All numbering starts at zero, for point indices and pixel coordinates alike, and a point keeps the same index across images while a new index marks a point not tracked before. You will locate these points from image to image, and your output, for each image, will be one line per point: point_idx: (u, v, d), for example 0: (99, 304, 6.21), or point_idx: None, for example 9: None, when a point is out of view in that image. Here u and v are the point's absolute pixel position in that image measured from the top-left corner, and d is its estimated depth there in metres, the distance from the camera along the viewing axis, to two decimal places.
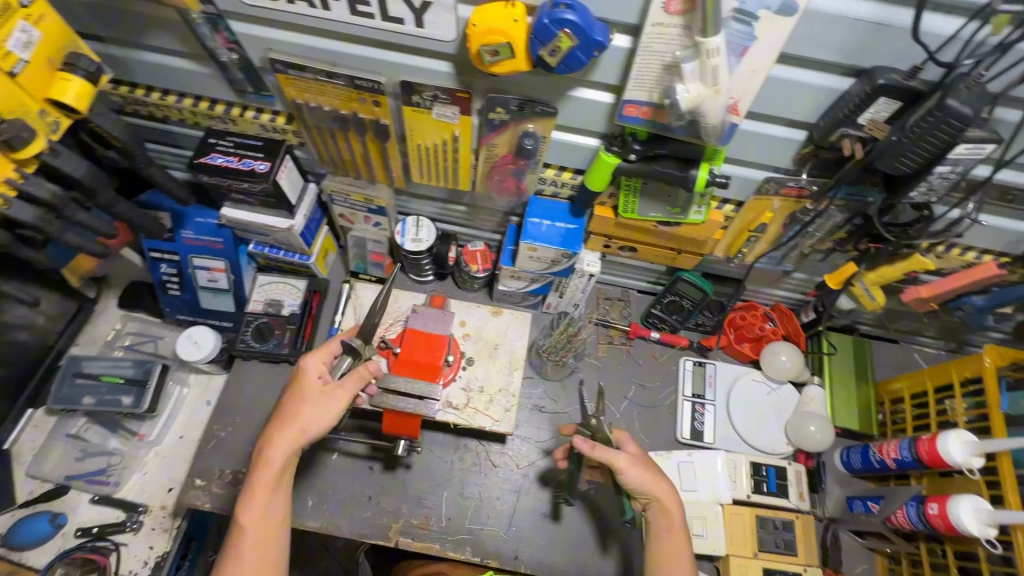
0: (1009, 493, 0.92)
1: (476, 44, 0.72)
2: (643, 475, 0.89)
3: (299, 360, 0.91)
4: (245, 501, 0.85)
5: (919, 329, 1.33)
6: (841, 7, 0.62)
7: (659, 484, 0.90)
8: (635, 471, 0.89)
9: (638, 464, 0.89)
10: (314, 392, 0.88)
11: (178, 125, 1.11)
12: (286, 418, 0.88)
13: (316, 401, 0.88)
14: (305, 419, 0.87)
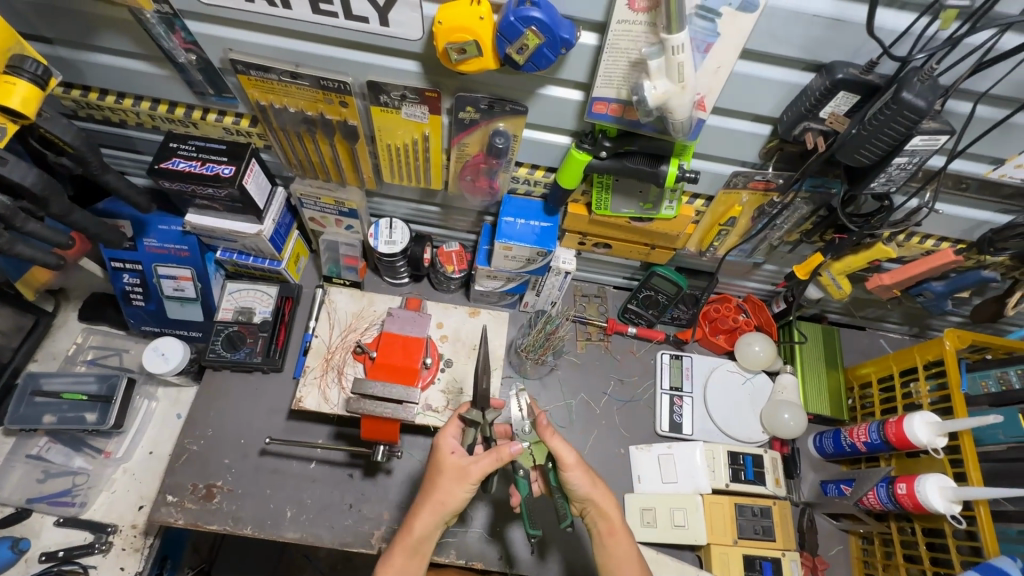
0: (971, 471, 0.96)
1: (443, 43, 0.71)
2: (581, 477, 0.89)
3: (440, 431, 0.91)
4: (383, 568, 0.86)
5: (883, 315, 1.38)
6: (798, 4, 0.63)
7: (594, 488, 0.89)
8: (577, 475, 0.88)
9: (576, 467, 0.89)
10: (454, 469, 0.87)
11: (137, 129, 1.07)
12: (429, 495, 0.87)
13: (447, 479, 0.87)
14: (439, 498, 0.86)
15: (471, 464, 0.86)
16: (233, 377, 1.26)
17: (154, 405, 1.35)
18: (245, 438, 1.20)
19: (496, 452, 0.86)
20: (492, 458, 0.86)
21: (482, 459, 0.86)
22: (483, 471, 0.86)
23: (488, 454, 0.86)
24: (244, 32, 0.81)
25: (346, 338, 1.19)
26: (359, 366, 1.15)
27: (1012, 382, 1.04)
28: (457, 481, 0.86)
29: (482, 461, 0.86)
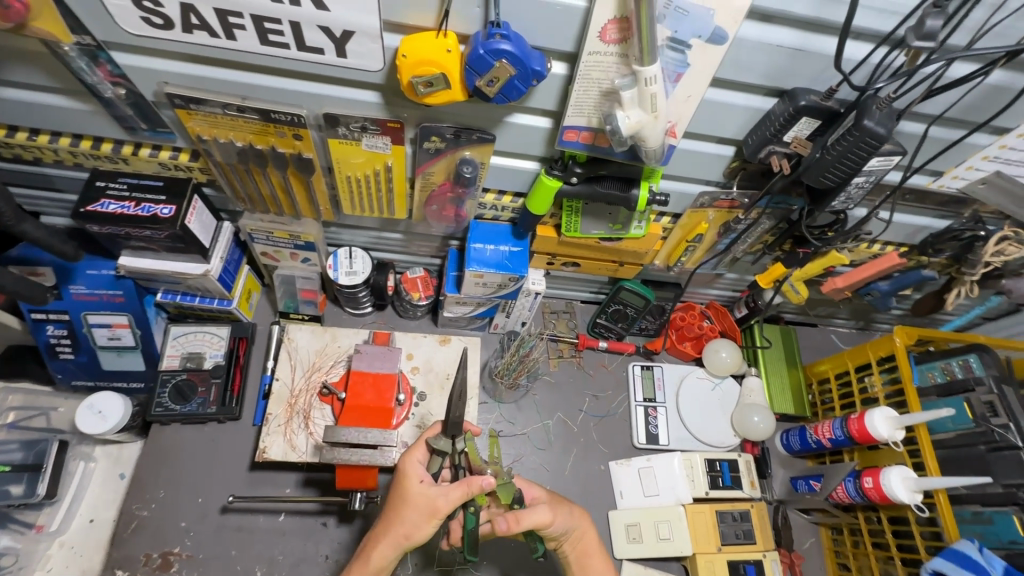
0: (929, 460, 1.03)
1: (408, 76, 0.67)
2: (561, 514, 0.86)
3: (404, 457, 0.83)
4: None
5: (834, 313, 1.45)
6: (764, 35, 0.64)
7: (580, 523, 0.88)
8: (557, 517, 0.85)
9: (552, 510, 0.85)
10: (423, 502, 0.80)
11: (55, 167, 0.96)
12: (392, 526, 0.80)
13: (414, 510, 0.80)
14: (404, 530, 0.79)
15: (439, 496, 0.79)
16: (183, 430, 1.15)
17: (92, 467, 1.21)
18: (203, 496, 1.10)
19: (465, 484, 0.79)
20: (463, 490, 0.79)
21: (450, 492, 0.80)
22: (452, 503, 0.79)
23: (456, 486, 0.79)
24: (181, 63, 0.74)
25: (310, 380, 1.12)
26: (327, 408, 1.08)
27: (955, 373, 1.10)
28: (428, 515, 0.79)
29: (452, 493, 0.79)
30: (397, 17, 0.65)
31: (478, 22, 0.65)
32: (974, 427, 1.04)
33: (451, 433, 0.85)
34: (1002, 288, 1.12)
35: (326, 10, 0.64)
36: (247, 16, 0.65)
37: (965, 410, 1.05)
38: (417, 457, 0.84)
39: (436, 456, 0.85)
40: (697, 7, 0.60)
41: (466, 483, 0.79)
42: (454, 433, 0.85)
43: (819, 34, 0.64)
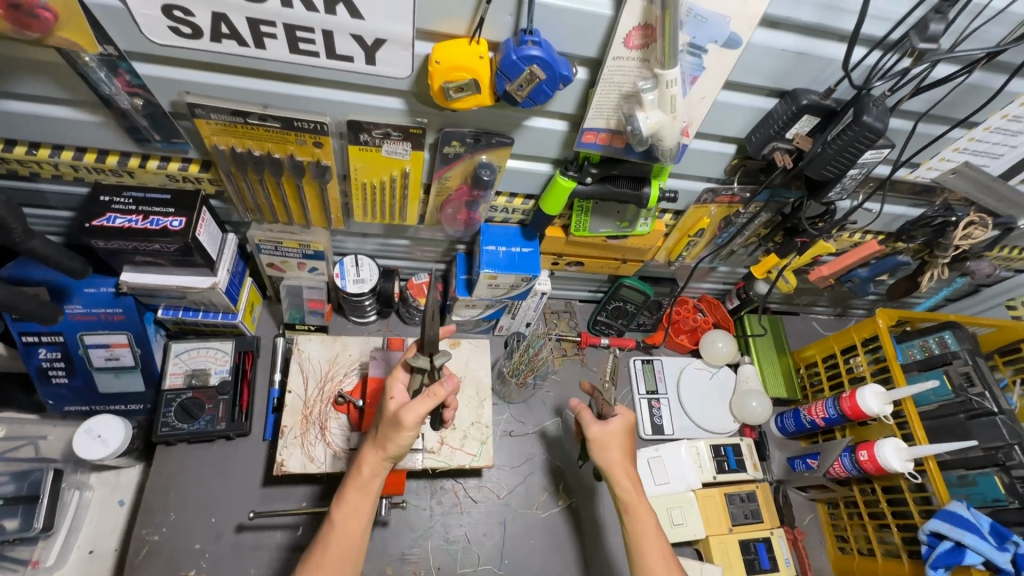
0: (917, 431, 1.11)
1: (440, 81, 0.70)
2: (620, 451, 0.98)
3: (389, 375, 0.86)
4: (336, 506, 0.82)
5: (815, 301, 1.54)
6: (772, 41, 0.70)
7: (629, 464, 0.97)
8: (613, 449, 0.98)
9: (607, 439, 0.98)
10: (391, 414, 0.82)
11: (53, 182, 0.93)
12: (374, 439, 0.83)
13: (384, 424, 0.82)
14: (376, 441, 0.82)
15: (405, 409, 0.80)
16: (190, 449, 1.12)
17: (88, 496, 1.16)
18: (216, 516, 1.07)
19: (430, 391, 0.80)
20: (426, 399, 0.80)
21: (416, 404, 0.80)
22: (420, 414, 0.79)
23: (422, 396, 0.80)
24: (204, 73, 0.73)
25: (323, 390, 1.11)
26: (342, 417, 1.08)
27: (933, 349, 1.20)
28: (394, 427, 0.80)
29: (416, 405, 0.80)
30: (429, 25, 0.68)
31: (507, 29, 0.68)
32: (954, 397, 1.13)
33: (427, 354, 0.83)
34: (968, 270, 1.22)
35: (361, 19, 0.66)
36: (279, 25, 0.66)
37: (945, 382, 1.15)
38: (400, 378, 0.86)
39: (416, 377, 0.85)
40: (715, 15, 0.65)
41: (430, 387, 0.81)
42: (431, 352, 0.83)
43: (819, 40, 0.70)
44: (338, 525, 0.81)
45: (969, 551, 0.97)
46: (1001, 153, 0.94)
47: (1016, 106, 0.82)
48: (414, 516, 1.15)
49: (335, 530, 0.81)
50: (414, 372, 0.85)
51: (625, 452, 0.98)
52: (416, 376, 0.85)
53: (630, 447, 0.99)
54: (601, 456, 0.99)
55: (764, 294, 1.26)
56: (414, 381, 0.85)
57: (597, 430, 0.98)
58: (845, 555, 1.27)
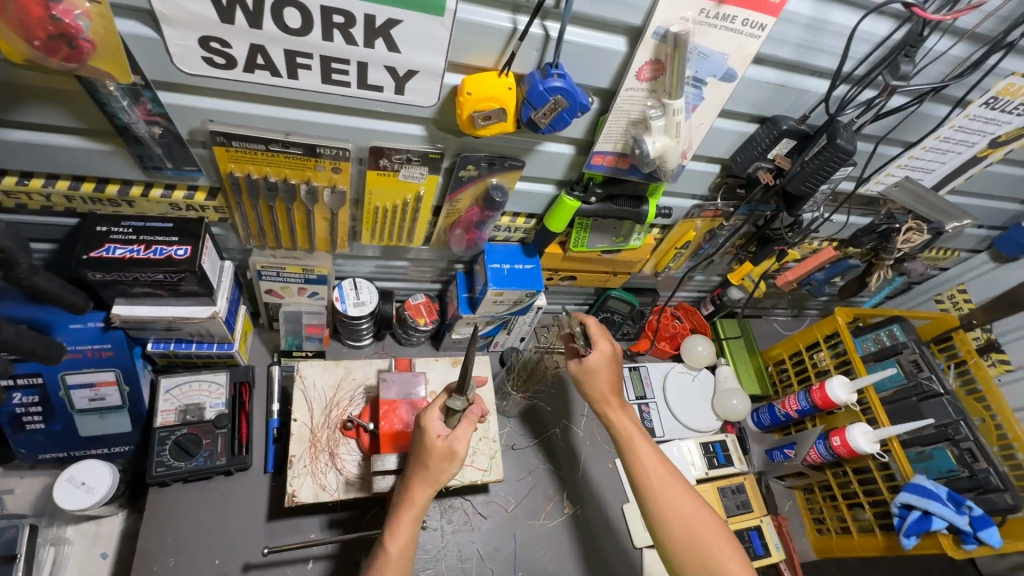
0: (880, 415, 1.25)
1: (469, 110, 0.74)
2: (605, 378, 1.03)
3: (425, 413, 0.89)
4: (389, 537, 0.86)
5: (776, 304, 1.69)
6: (758, 75, 0.80)
7: (613, 390, 1.04)
8: (597, 377, 1.03)
9: (589, 369, 1.03)
10: (439, 451, 0.86)
11: (41, 213, 0.88)
12: (421, 472, 0.87)
13: (435, 461, 0.86)
14: (431, 476, 0.87)
15: (455, 441, 0.88)
16: (184, 489, 1.06)
17: (66, 551, 1.07)
18: (220, 556, 1.02)
19: (466, 418, 0.89)
20: (467, 425, 0.89)
21: (463, 433, 0.89)
22: (468, 442, 0.88)
23: (461, 424, 0.89)
24: (228, 101, 0.74)
25: (329, 416, 1.09)
26: (352, 442, 1.07)
27: (885, 340, 1.35)
28: (447, 460, 0.87)
29: (461, 433, 0.88)
30: (459, 58, 0.72)
31: (532, 63, 0.74)
32: (907, 382, 1.28)
33: (463, 393, 0.88)
34: (906, 270, 1.39)
35: (397, 53, 0.69)
36: (316, 57, 0.68)
37: (898, 368, 1.30)
38: (434, 414, 0.89)
39: (452, 414, 0.90)
40: (716, 52, 0.73)
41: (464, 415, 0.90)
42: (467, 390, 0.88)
43: (795, 74, 0.81)
44: (394, 555, 0.84)
45: (935, 517, 1.10)
46: (932, 168, 1.11)
47: (947, 128, 0.98)
48: (426, 538, 1.14)
49: (392, 560, 0.84)
50: (450, 409, 0.90)
51: (609, 378, 1.03)
52: (451, 413, 0.90)
53: (615, 373, 1.04)
54: (587, 384, 1.05)
55: (739, 300, 1.38)
56: (450, 417, 0.90)
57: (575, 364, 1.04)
58: (823, 536, 1.38)
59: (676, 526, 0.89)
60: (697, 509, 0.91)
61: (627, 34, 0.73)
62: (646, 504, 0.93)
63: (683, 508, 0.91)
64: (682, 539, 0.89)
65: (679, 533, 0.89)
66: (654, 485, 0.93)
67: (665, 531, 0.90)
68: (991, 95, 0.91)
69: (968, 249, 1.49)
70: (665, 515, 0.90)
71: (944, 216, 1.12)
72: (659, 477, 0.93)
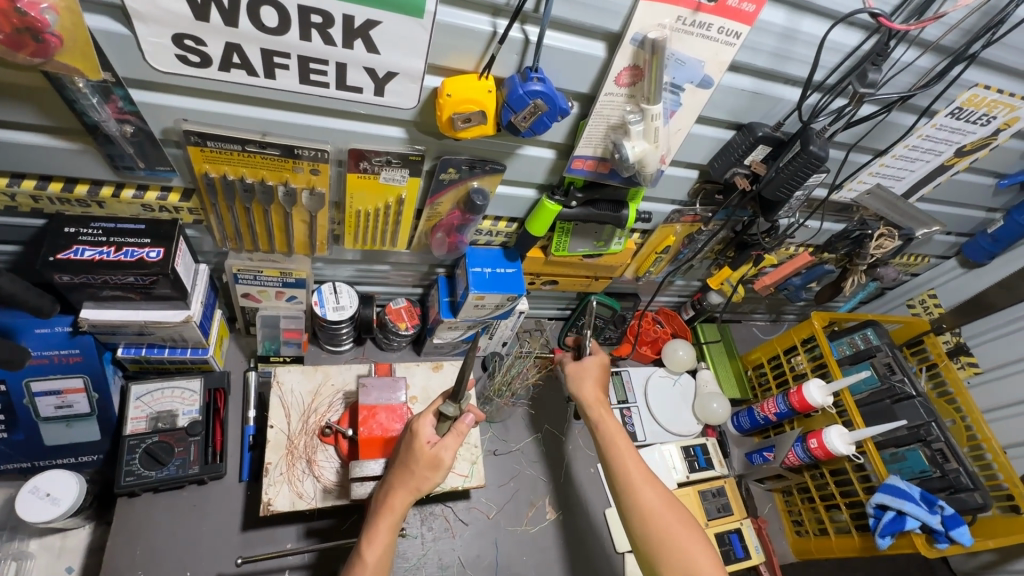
0: (855, 417, 1.27)
1: (449, 113, 0.74)
2: (591, 382, 1.08)
3: (416, 417, 0.89)
4: (367, 543, 0.84)
5: (754, 309, 1.71)
6: (733, 81, 0.81)
7: (598, 392, 1.08)
8: (584, 379, 1.08)
9: (580, 370, 1.09)
10: (426, 458, 0.86)
11: (5, 214, 0.85)
12: (404, 478, 0.86)
13: (419, 465, 0.86)
14: (412, 483, 0.85)
15: (441, 449, 0.87)
16: (154, 499, 1.03)
17: (28, 566, 1.03)
18: (192, 569, 0.99)
19: (455, 429, 0.88)
20: (455, 435, 0.88)
21: (449, 443, 0.88)
22: (454, 454, 0.88)
23: (449, 434, 0.88)
24: (202, 100, 0.73)
25: (307, 422, 1.07)
26: (330, 449, 1.05)
27: (859, 344, 1.38)
28: (431, 469, 0.86)
29: (449, 442, 0.88)
30: (439, 60, 0.72)
31: (512, 67, 0.75)
32: (880, 384, 1.31)
33: (457, 399, 0.87)
34: (879, 275, 1.43)
35: (376, 54, 0.69)
36: (294, 57, 0.67)
37: (872, 371, 1.33)
38: (427, 420, 0.89)
39: (444, 420, 0.89)
40: (693, 59, 0.75)
41: (454, 425, 0.89)
42: (460, 399, 0.87)
43: (770, 82, 0.83)
44: (371, 562, 0.83)
45: (909, 517, 1.12)
46: (903, 176, 1.14)
47: (916, 137, 1.01)
48: (406, 546, 1.12)
49: (370, 569, 0.82)
50: (442, 415, 0.89)
51: (595, 380, 1.08)
52: (443, 419, 0.89)
53: (600, 378, 1.09)
54: (574, 385, 1.09)
55: (719, 304, 1.39)
56: (442, 423, 0.89)
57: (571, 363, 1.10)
58: (802, 537, 1.39)
59: (654, 522, 0.90)
60: (672, 506, 0.92)
61: (606, 40, 0.74)
62: (625, 499, 0.93)
63: (659, 504, 0.91)
64: (658, 536, 0.89)
65: (656, 529, 0.89)
66: (633, 479, 0.93)
67: (643, 527, 0.90)
68: (956, 106, 0.94)
69: (938, 255, 1.54)
70: (643, 510, 0.91)
71: (914, 222, 1.15)
72: (639, 472, 0.94)
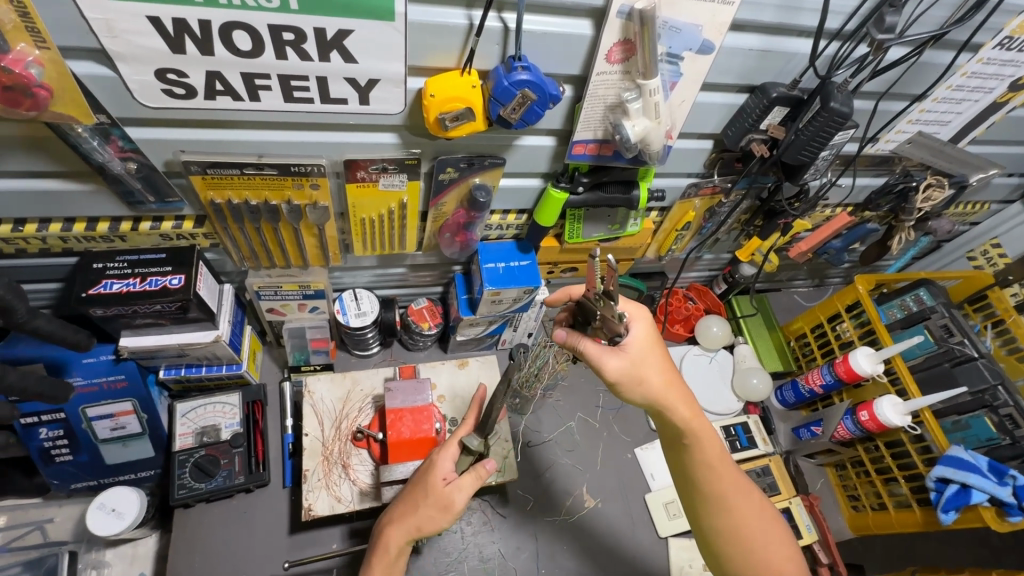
0: (910, 385, 1.18)
1: (435, 113, 0.72)
2: (658, 369, 0.77)
3: (439, 449, 0.87)
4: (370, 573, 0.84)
5: (794, 275, 1.62)
6: (738, 42, 0.75)
7: (670, 379, 0.78)
8: (651, 370, 0.77)
9: (639, 363, 0.77)
10: (439, 496, 0.83)
11: (40, 255, 0.91)
12: (407, 513, 0.83)
13: (429, 504, 0.82)
14: (415, 519, 0.82)
15: (452, 490, 0.83)
16: (208, 508, 1.09)
17: (106, 573, 1.12)
18: (247, 571, 1.05)
19: (475, 471, 0.84)
20: (474, 477, 0.84)
21: (463, 482, 0.83)
22: (468, 495, 0.83)
23: (467, 473, 0.84)
24: (195, 130, 0.74)
25: (340, 428, 1.10)
26: (364, 452, 1.08)
27: (911, 307, 1.28)
28: (439, 508, 0.82)
29: (464, 483, 0.84)
30: (420, 60, 0.70)
31: (495, 58, 0.71)
32: (937, 348, 1.21)
33: (483, 434, 0.87)
34: (931, 228, 1.31)
35: (354, 63, 0.67)
36: (274, 77, 0.67)
37: (927, 335, 1.23)
38: (448, 454, 0.86)
39: (466, 455, 0.87)
40: (688, 25, 0.69)
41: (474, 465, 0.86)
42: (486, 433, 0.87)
43: (780, 38, 0.76)
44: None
45: (974, 490, 1.04)
46: (948, 119, 1.03)
47: (959, 76, 0.91)
48: (446, 541, 1.14)
49: None
50: (465, 450, 0.87)
51: (664, 366, 0.78)
52: (464, 454, 0.87)
53: (666, 359, 0.79)
54: (635, 384, 0.77)
55: (751, 276, 1.31)
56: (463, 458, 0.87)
57: (621, 366, 0.75)
58: (859, 513, 1.33)
59: (750, 548, 0.80)
60: (766, 521, 0.82)
61: (592, 16, 0.69)
62: (715, 515, 0.82)
63: (755, 522, 0.81)
64: (748, 558, 0.80)
65: (749, 549, 0.80)
66: (728, 502, 0.81)
67: (730, 547, 0.81)
68: (1005, 35, 0.84)
69: (999, 200, 1.39)
70: (736, 531, 0.80)
71: (968, 167, 1.06)
72: (736, 493, 0.81)
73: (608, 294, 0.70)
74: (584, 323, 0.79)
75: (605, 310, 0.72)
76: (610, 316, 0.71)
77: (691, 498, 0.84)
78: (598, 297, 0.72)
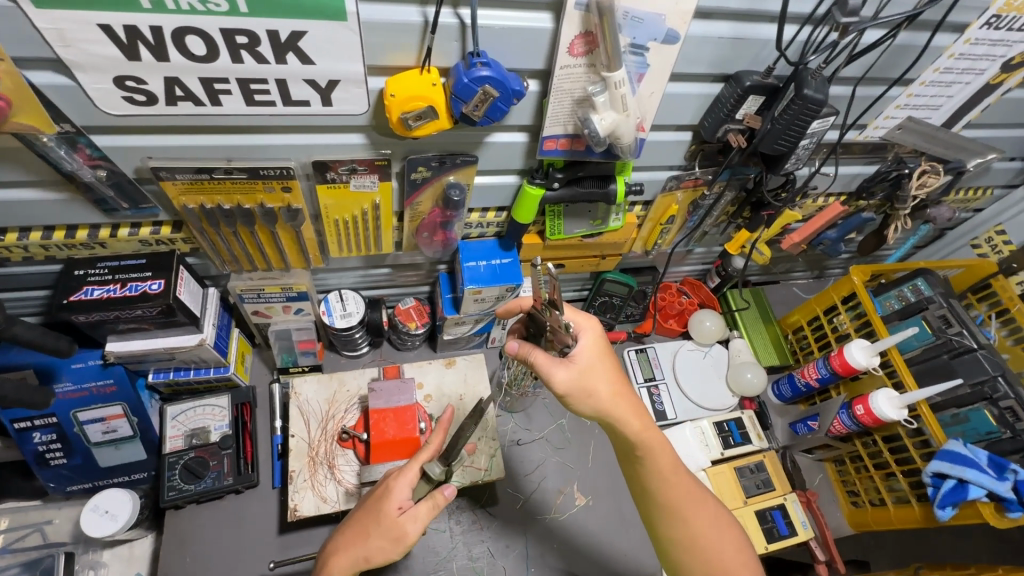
0: (907, 377, 1.14)
1: (397, 113, 0.71)
2: (606, 380, 0.79)
3: (393, 476, 0.86)
4: None
5: (792, 267, 1.59)
6: (706, 30, 0.73)
7: (618, 391, 0.79)
8: (598, 381, 0.78)
9: (586, 375, 0.78)
10: (392, 526, 0.82)
11: (25, 263, 0.92)
12: (357, 542, 0.83)
13: (381, 533, 0.82)
14: (366, 549, 0.82)
15: (405, 521, 0.82)
16: (199, 509, 1.11)
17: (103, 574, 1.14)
18: (237, 571, 1.06)
19: (433, 498, 0.83)
20: (430, 505, 0.83)
21: (418, 509, 0.83)
22: (422, 524, 0.83)
23: (423, 502, 0.84)
24: (161, 136, 0.74)
25: (326, 429, 1.11)
26: (349, 453, 1.09)
27: (909, 297, 1.25)
28: (390, 538, 0.82)
29: (418, 512, 0.83)
30: (379, 60, 0.69)
31: (456, 55, 0.71)
32: (935, 340, 1.18)
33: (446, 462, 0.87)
34: (929, 216, 1.27)
35: (312, 64, 0.67)
36: (233, 81, 0.67)
37: (924, 326, 1.19)
38: (404, 482, 0.85)
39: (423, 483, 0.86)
40: (650, 14, 0.68)
41: (431, 493, 0.84)
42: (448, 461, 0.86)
43: (750, 24, 0.74)
44: None
45: (972, 485, 1.00)
46: (939, 103, 1.00)
47: (946, 58, 0.88)
48: (435, 540, 1.14)
49: None
50: (424, 476, 0.86)
51: (612, 378, 0.79)
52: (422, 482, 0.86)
53: (614, 370, 0.80)
54: (581, 397, 0.79)
55: (742, 269, 1.29)
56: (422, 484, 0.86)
57: (568, 378, 0.77)
58: (858, 509, 1.30)
59: (703, 554, 0.82)
60: (719, 527, 0.84)
61: (552, 8, 0.68)
62: (670, 523, 0.84)
63: (710, 528, 0.83)
64: (704, 565, 0.82)
65: (702, 556, 0.82)
66: (683, 510, 0.83)
67: (685, 554, 0.83)
68: (991, 14, 0.81)
69: (1002, 185, 1.35)
70: (690, 538, 0.83)
71: (965, 152, 1.06)
72: (689, 501, 0.83)
73: (554, 303, 0.75)
74: (537, 334, 0.86)
75: (553, 319, 0.78)
76: (558, 325, 0.77)
77: (646, 508, 0.86)
78: (546, 306, 0.78)
